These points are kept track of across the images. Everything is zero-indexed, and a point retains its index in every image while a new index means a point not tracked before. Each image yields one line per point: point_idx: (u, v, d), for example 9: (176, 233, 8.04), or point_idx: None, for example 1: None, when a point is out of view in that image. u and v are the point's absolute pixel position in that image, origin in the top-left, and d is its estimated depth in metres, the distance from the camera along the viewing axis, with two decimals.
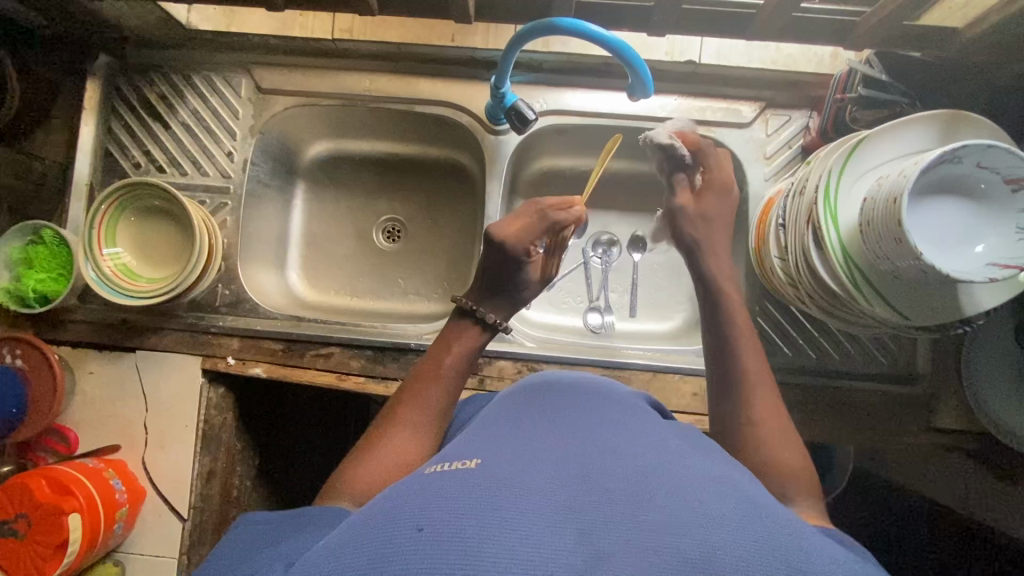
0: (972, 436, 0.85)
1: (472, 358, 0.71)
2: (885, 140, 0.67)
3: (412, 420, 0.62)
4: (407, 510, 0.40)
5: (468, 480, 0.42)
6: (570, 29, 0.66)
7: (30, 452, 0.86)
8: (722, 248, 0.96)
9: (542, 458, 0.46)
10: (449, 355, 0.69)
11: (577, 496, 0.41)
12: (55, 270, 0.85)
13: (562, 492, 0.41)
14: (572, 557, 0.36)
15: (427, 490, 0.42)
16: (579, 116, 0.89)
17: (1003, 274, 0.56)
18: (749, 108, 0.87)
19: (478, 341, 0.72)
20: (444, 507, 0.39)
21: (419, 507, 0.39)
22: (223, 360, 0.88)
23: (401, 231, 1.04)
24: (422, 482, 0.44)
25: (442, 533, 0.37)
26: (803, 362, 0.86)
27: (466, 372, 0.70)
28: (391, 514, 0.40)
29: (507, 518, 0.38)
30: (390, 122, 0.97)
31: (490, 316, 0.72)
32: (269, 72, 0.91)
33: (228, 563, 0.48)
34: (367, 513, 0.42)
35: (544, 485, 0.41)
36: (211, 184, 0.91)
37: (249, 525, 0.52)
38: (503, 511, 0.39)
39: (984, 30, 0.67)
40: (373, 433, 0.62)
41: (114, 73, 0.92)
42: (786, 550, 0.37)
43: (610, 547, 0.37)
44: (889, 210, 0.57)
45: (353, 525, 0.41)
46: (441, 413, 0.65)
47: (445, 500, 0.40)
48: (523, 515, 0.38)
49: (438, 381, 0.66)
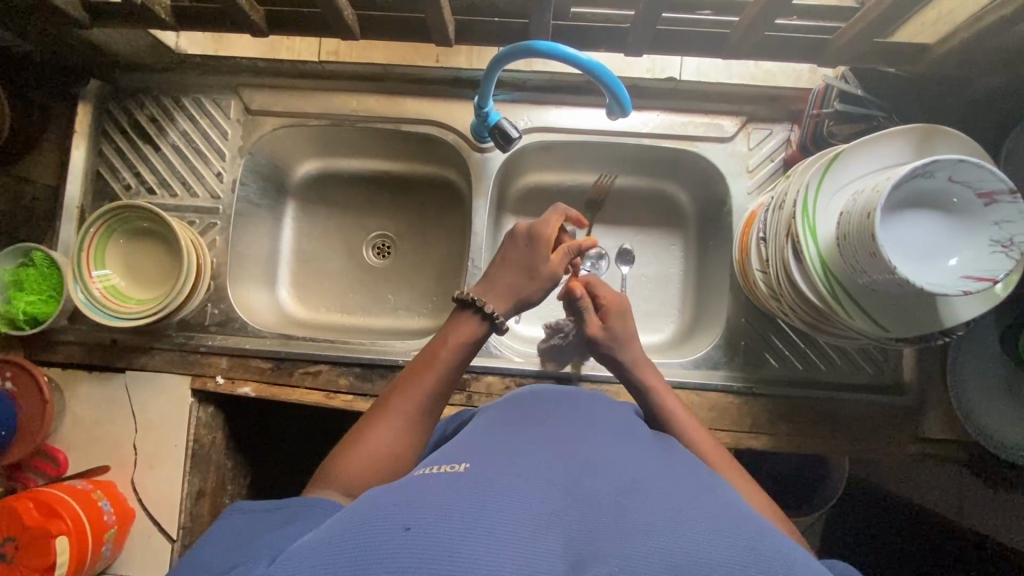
0: (960, 446, 0.85)
1: (469, 353, 0.69)
2: (860, 155, 0.68)
3: (405, 415, 0.62)
4: (390, 512, 0.39)
5: (453, 484, 0.43)
6: (547, 52, 0.67)
7: (20, 474, 0.86)
8: (709, 260, 0.97)
9: (522, 466, 0.46)
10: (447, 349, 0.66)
11: (554, 506, 0.41)
12: (46, 292, 0.86)
13: (539, 502, 0.41)
14: (554, 561, 0.36)
15: (411, 494, 0.42)
16: (563, 132, 0.90)
17: (977, 287, 0.57)
18: (731, 123, 0.88)
19: (478, 335, 0.69)
20: (429, 509, 0.39)
21: (405, 508, 0.40)
22: (212, 379, 0.88)
23: (390, 247, 1.05)
24: (407, 485, 0.44)
25: (421, 534, 0.37)
26: (790, 373, 0.87)
27: (462, 368, 0.68)
28: (375, 515, 0.40)
29: (492, 522, 0.38)
30: (378, 140, 0.98)
31: (496, 316, 0.69)
32: (257, 93, 0.93)
33: (218, 548, 0.48)
34: (352, 513, 0.42)
35: (522, 495, 0.41)
36: (201, 205, 0.92)
37: (239, 515, 0.52)
38: (488, 515, 0.39)
39: (953, 46, 0.68)
40: (364, 423, 0.61)
41: (106, 97, 0.94)
42: (764, 552, 0.37)
43: (591, 548, 0.37)
44: (864, 224, 0.58)
45: (338, 525, 0.41)
46: (432, 410, 0.64)
47: (431, 503, 0.40)
48: (500, 520, 0.38)
49: (431, 375, 0.65)
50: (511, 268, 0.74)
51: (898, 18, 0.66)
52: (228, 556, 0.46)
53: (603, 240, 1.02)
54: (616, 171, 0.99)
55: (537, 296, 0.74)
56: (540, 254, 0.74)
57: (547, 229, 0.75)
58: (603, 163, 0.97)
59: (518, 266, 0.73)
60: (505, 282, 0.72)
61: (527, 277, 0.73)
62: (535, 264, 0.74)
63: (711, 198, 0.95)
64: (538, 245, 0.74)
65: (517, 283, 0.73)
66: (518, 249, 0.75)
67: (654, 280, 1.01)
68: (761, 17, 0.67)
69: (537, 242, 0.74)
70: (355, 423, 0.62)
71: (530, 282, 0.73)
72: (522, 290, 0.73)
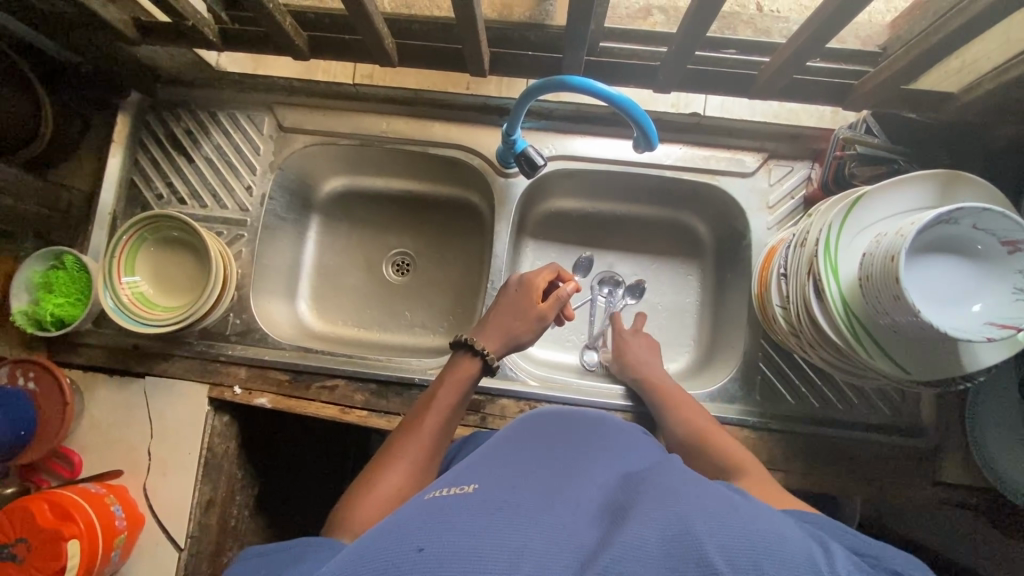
0: (979, 492, 0.84)
1: (469, 390, 0.71)
2: (882, 197, 0.69)
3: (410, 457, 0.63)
4: (406, 531, 0.40)
5: (467, 505, 0.42)
6: (578, 86, 0.69)
7: (34, 475, 0.87)
8: (726, 293, 0.97)
9: (538, 486, 0.46)
10: (448, 389, 0.69)
11: (568, 525, 0.41)
12: (74, 295, 0.87)
13: (555, 521, 0.41)
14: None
15: (425, 514, 0.42)
16: (586, 161, 0.92)
17: (1001, 334, 0.57)
18: (752, 158, 0.90)
19: (476, 377, 0.71)
20: (445, 530, 0.39)
21: (421, 529, 0.39)
22: (230, 389, 0.89)
23: (410, 265, 1.06)
24: (424, 506, 0.44)
25: (437, 552, 0.37)
26: (805, 410, 0.86)
27: (462, 406, 0.69)
28: (392, 538, 0.39)
29: (508, 545, 0.38)
30: (405, 161, 1.00)
31: (491, 358, 0.71)
32: (291, 111, 0.96)
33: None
34: (368, 537, 0.42)
35: (538, 513, 0.42)
36: (229, 217, 0.94)
37: (246, 562, 0.52)
38: (502, 537, 0.39)
39: (977, 96, 0.70)
40: (371, 468, 0.63)
41: (145, 110, 0.97)
42: (784, 559, 0.37)
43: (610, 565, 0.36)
44: (888, 266, 0.58)
45: (354, 549, 0.41)
46: (436, 449, 0.65)
47: (445, 524, 0.40)
48: (515, 538, 0.39)
49: (432, 416, 0.66)
50: (500, 310, 0.76)
51: (922, 67, 0.67)
52: None
53: (620, 266, 1.04)
54: (637, 200, 1.00)
55: (529, 335, 0.75)
56: (527, 301, 0.76)
57: (537, 280, 0.77)
58: (624, 193, 0.99)
59: (510, 310, 0.75)
60: (498, 323, 0.74)
61: (516, 319, 0.75)
62: (523, 308, 0.75)
63: (730, 231, 0.96)
64: (526, 293, 0.76)
65: (508, 325, 0.74)
66: (507, 295, 0.78)
67: (668, 310, 1.01)
68: (789, 60, 0.69)
69: (526, 290, 0.77)
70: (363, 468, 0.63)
71: (519, 323, 0.74)
72: (514, 330, 0.74)
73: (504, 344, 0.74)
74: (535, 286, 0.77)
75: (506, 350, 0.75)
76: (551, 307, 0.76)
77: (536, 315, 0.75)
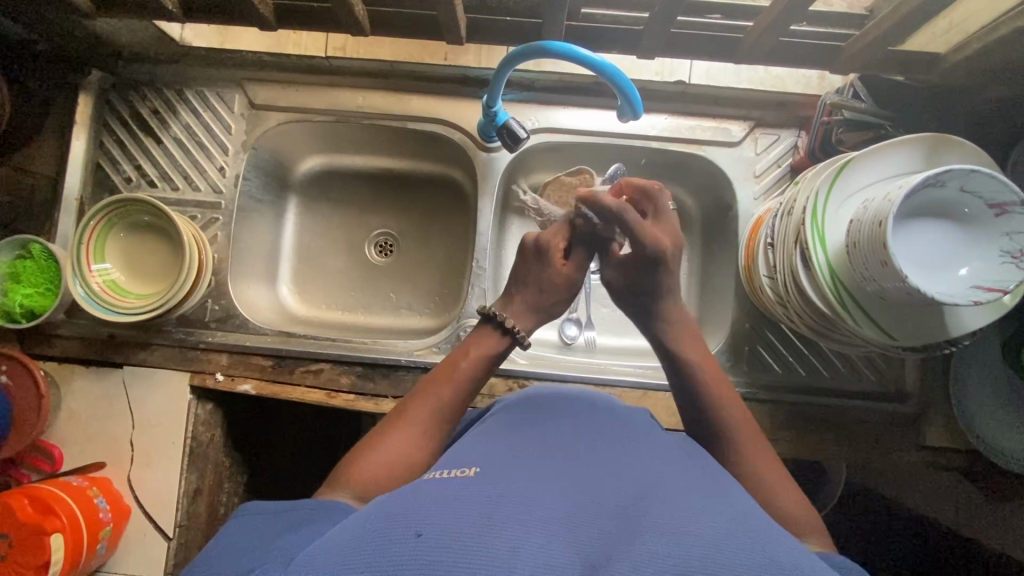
0: (961, 454, 0.85)
1: (490, 364, 0.68)
2: (869, 163, 0.68)
3: (422, 423, 0.61)
4: (402, 516, 0.39)
5: (463, 490, 0.42)
6: (560, 52, 0.67)
7: (13, 470, 0.85)
8: (713, 264, 0.97)
9: (531, 469, 0.46)
10: (470, 360, 0.67)
11: (563, 508, 0.41)
12: (42, 285, 0.84)
13: (550, 505, 0.41)
14: (561, 563, 0.35)
15: (422, 498, 0.41)
16: (569, 134, 0.90)
17: (987, 297, 0.57)
18: (738, 127, 0.88)
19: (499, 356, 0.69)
20: (440, 515, 0.38)
21: (415, 512, 0.39)
22: (212, 376, 0.87)
23: (393, 245, 1.04)
24: (417, 491, 0.43)
25: (431, 541, 0.36)
26: (793, 379, 0.87)
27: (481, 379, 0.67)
28: (383, 521, 0.39)
29: (501, 527, 0.38)
30: (383, 138, 0.97)
31: (517, 331, 0.69)
32: (261, 88, 0.92)
33: (230, 552, 0.47)
34: (361, 519, 0.41)
35: (531, 498, 0.41)
36: (202, 200, 0.91)
37: (245, 518, 0.51)
38: (499, 520, 0.38)
39: (967, 55, 0.68)
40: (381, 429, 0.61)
41: (108, 89, 0.93)
42: (778, 567, 0.36)
43: (604, 561, 0.36)
44: (876, 232, 0.58)
45: (348, 531, 0.40)
46: (449, 417, 0.63)
47: (440, 508, 0.39)
48: (509, 525, 0.38)
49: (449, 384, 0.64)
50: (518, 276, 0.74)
51: (909, 28, 0.66)
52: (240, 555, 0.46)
53: None
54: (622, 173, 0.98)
55: (558, 306, 0.74)
56: (553, 277, 0.72)
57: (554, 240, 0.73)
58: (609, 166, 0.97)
59: (534, 284, 0.72)
60: (526, 302, 0.71)
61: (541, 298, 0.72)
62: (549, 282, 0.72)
63: (717, 203, 0.94)
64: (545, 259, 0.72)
65: (539, 304, 0.72)
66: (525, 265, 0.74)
67: None
68: (775, 22, 0.67)
69: (547, 262, 0.72)
70: (372, 429, 0.61)
71: (546, 296, 0.72)
72: (539, 298, 0.72)
73: (534, 322, 0.72)
74: (555, 251, 0.72)
75: (537, 326, 0.73)
76: (576, 272, 0.73)
77: (563, 283, 0.72)
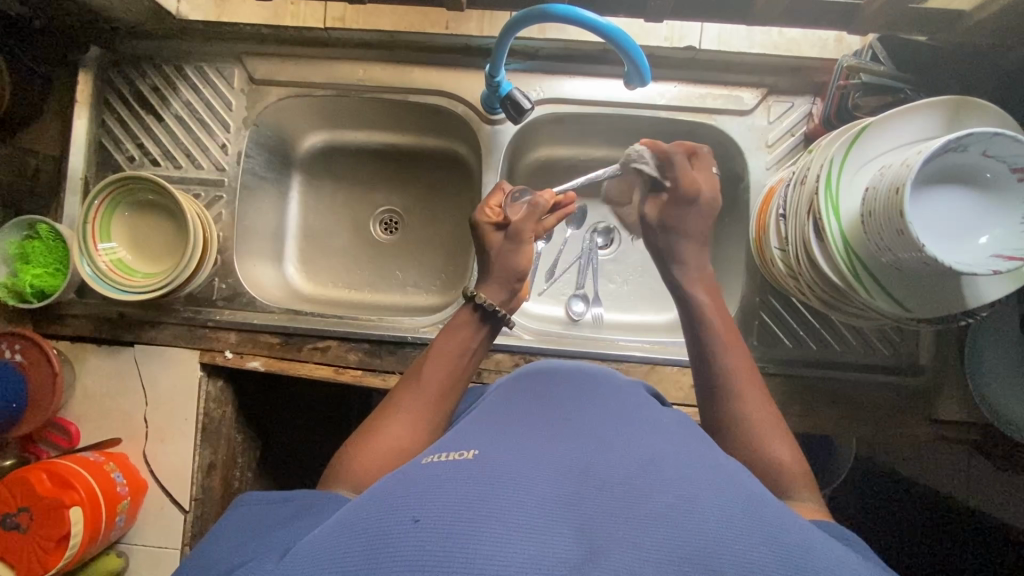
0: (976, 428, 0.84)
1: (473, 344, 0.69)
2: (887, 128, 0.66)
3: (413, 408, 0.62)
4: (402, 499, 0.39)
5: (464, 471, 0.41)
6: (562, 16, 0.65)
7: (32, 446, 0.87)
8: (725, 238, 0.95)
9: (533, 448, 0.45)
10: (453, 341, 0.68)
11: (566, 490, 0.40)
12: (52, 265, 0.84)
13: (553, 487, 0.40)
14: (563, 549, 0.35)
15: (423, 481, 0.41)
16: (576, 104, 0.88)
17: (1007, 265, 0.55)
18: (750, 95, 0.86)
19: (481, 331, 0.70)
20: (440, 498, 0.38)
21: (413, 497, 0.39)
22: (221, 354, 0.88)
23: (398, 223, 1.03)
24: (417, 473, 0.43)
25: (431, 526, 0.36)
26: (804, 353, 0.85)
27: (469, 362, 0.68)
28: (383, 505, 0.39)
29: (499, 511, 0.37)
30: (387, 112, 0.95)
31: (496, 308, 0.70)
32: (261, 62, 0.90)
33: (231, 539, 0.48)
34: (360, 504, 0.41)
35: (533, 479, 0.41)
36: (205, 177, 0.91)
37: (250, 505, 0.52)
38: (500, 503, 0.38)
39: (993, 11, 0.65)
40: (372, 420, 0.61)
41: (107, 66, 0.92)
42: (786, 547, 0.36)
43: (608, 541, 0.35)
44: (892, 198, 0.56)
45: (348, 514, 0.40)
46: (441, 399, 0.64)
47: (438, 491, 0.39)
48: (510, 507, 0.38)
49: (434, 367, 0.65)
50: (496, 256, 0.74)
51: None
52: (238, 547, 0.46)
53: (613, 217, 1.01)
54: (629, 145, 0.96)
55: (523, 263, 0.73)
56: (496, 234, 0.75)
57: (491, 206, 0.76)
58: (617, 138, 0.94)
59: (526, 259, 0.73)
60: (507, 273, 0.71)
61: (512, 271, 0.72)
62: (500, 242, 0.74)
63: (728, 174, 0.92)
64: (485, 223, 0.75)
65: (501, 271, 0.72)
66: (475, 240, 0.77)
67: None
68: None
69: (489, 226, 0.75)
70: (363, 422, 0.61)
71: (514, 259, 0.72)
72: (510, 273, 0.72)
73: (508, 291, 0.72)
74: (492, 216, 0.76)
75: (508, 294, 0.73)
76: (526, 221, 0.73)
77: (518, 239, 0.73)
